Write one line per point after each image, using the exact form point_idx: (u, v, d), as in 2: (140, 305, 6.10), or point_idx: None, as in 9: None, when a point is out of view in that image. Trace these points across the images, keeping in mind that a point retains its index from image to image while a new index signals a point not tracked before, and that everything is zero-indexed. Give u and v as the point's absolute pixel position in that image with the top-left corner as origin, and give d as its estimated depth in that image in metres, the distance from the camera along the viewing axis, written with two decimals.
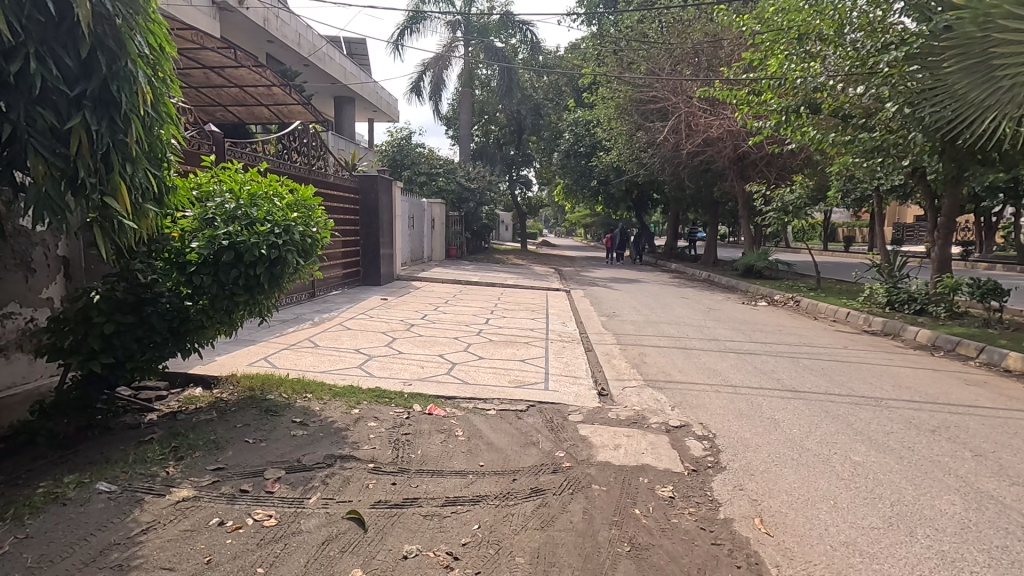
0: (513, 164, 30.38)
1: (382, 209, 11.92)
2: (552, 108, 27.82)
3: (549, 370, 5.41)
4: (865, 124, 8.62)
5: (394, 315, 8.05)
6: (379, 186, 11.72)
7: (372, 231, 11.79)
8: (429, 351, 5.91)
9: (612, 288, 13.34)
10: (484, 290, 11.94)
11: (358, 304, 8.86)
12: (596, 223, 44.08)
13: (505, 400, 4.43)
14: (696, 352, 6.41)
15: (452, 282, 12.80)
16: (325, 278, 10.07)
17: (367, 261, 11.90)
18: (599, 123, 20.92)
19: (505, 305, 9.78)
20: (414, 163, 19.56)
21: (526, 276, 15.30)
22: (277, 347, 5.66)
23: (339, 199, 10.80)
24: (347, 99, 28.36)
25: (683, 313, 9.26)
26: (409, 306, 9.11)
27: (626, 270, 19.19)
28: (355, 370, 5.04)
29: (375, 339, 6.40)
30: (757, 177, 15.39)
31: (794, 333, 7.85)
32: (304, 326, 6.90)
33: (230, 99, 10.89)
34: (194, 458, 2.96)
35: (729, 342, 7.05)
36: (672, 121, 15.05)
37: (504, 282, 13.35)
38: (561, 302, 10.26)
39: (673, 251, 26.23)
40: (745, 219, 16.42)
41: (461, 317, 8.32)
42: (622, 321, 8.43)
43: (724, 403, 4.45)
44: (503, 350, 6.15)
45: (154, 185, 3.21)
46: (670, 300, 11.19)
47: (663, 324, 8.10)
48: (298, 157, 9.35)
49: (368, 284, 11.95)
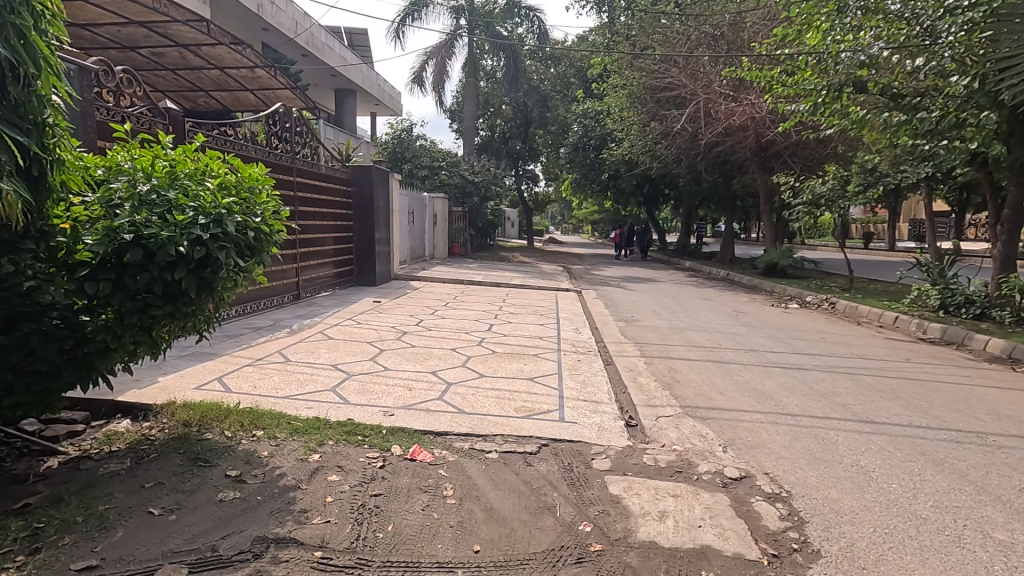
0: (519, 159, 29.45)
1: (378, 204, 11.00)
2: (560, 100, 26.85)
3: (563, 392, 4.46)
4: (921, 105, 7.55)
5: (386, 321, 7.13)
6: (375, 178, 10.79)
7: (366, 226, 10.83)
8: (420, 368, 4.97)
9: (625, 288, 12.42)
10: (488, 290, 11.02)
11: (347, 308, 7.94)
12: (604, 219, 43.11)
13: (510, 439, 3.48)
14: (735, 367, 5.46)
15: (454, 282, 11.88)
16: (312, 278, 9.15)
17: (361, 258, 10.94)
18: (610, 113, 19.96)
19: (511, 308, 8.87)
20: (415, 156, 18.66)
21: (533, 274, 14.39)
22: (237, 364, 4.75)
23: (330, 192, 9.88)
24: (347, 91, 27.50)
25: (708, 318, 8.31)
26: (404, 309, 8.20)
27: (638, 268, 18.24)
28: (326, 395, 4.11)
29: (359, 352, 5.47)
30: (781, 168, 14.39)
31: (841, 341, 6.86)
32: (278, 335, 5.99)
33: (212, 83, 10.02)
34: (57, 553, 2.06)
35: (770, 353, 6.09)
36: (689, 109, 14.07)
37: (510, 281, 12.43)
38: (573, 304, 9.33)
39: (686, 249, 25.23)
40: (767, 214, 15.40)
41: (461, 323, 7.40)
42: (641, 328, 7.50)
43: (788, 442, 3.50)
44: (509, 366, 5.21)
45: (16, 156, 2.29)
46: (691, 302, 10.24)
47: (691, 331, 7.14)
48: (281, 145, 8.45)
49: (363, 284, 11.03)
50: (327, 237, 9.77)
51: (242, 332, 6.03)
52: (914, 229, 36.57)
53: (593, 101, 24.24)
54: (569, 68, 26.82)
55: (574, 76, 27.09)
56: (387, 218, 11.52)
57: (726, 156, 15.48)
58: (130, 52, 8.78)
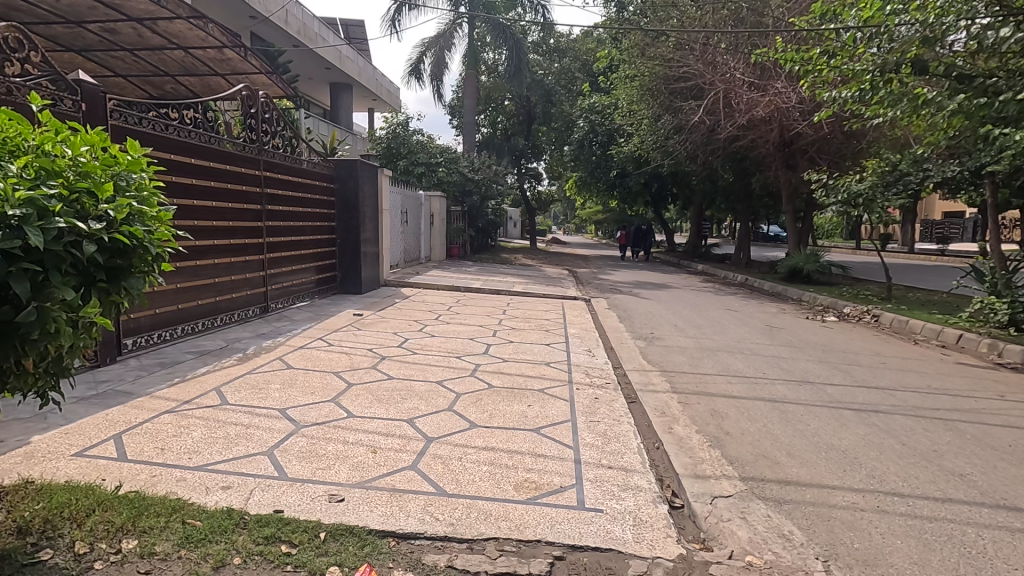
0: (522, 156, 28.28)
1: (365, 203, 9.88)
2: (565, 95, 25.75)
3: (581, 455, 3.35)
4: (997, 87, 6.40)
5: (365, 341, 6.03)
6: (362, 173, 9.68)
7: (351, 227, 9.69)
8: (394, 415, 3.87)
9: (639, 296, 11.29)
10: (487, 299, 9.91)
11: (322, 323, 6.85)
12: (608, 219, 41.93)
13: (508, 550, 2.36)
14: (794, 409, 4.33)
15: (449, 289, 10.77)
16: (287, 286, 8.04)
17: (346, 262, 9.79)
18: (620, 107, 18.84)
19: (513, 321, 7.76)
20: (411, 151, 17.51)
21: (537, 279, 13.27)
22: (155, 411, 3.63)
23: (310, 189, 8.78)
24: (343, 85, 26.44)
25: (740, 335, 7.20)
26: (388, 324, 7.10)
27: (649, 272, 17.13)
28: (257, 464, 2.99)
29: (319, 388, 4.36)
30: (806, 165, 13.25)
31: (908, 368, 5.72)
32: (226, 363, 4.89)
33: (177, 66, 8.93)
34: None
35: (829, 387, 4.95)
36: (707, 100, 12.94)
37: (511, 288, 11.32)
38: (582, 317, 8.23)
39: (697, 250, 24.09)
40: (790, 214, 14.25)
41: (454, 342, 6.29)
42: (665, 349, 6.38)
43: (919, 556, 2.38)
44: (509, 409, 4.10)
45: None
46: (715, 313, 9.11)
47: (725, 355, 6.01)
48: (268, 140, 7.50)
49: (347, 291, 9.89)
50: (306, 239, 8.66)
51: (183, 360, 4.92)
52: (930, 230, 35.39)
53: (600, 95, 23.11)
54: (574, 61, 25.78)
55: (580, 70, 26.00)
56: (376, 218, 10.40)
57: (746, 152, 14.36)
58: (78, 28, 7.68)
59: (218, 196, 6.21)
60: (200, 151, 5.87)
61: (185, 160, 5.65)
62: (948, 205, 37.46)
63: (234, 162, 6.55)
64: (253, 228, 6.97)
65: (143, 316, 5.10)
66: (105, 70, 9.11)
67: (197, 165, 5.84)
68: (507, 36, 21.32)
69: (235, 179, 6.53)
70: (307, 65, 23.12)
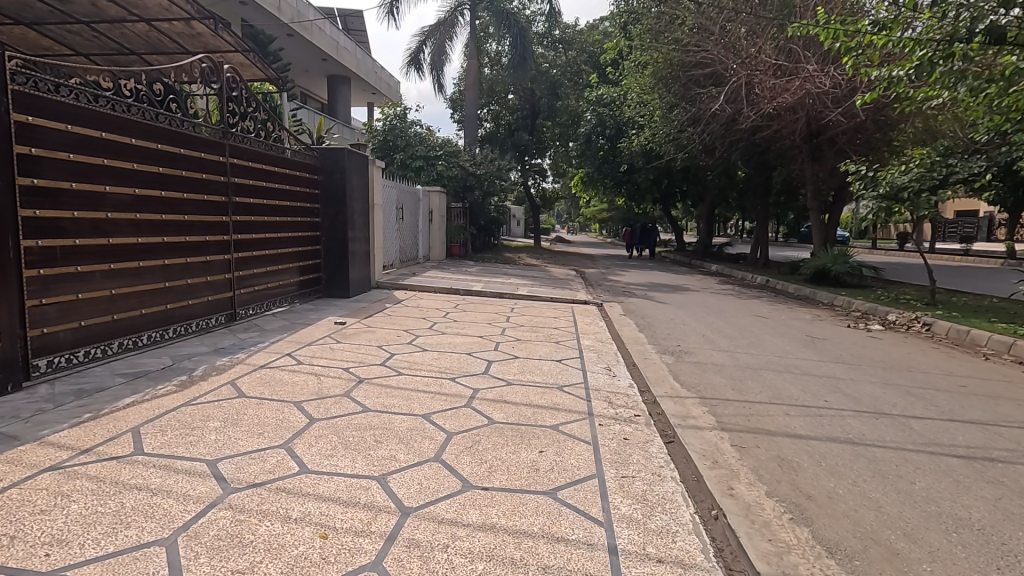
0: (525, 153, 26.98)
1: (354, 197, 8.88)
2: (571, 88, 24.80)
3: (616, 541, 2.37)
4: None
5: (342, 357, 5.08)
6: (350, 164, 8.68)
7: (336, 224, 8.70)
8: (362, 470, 2.91)
9: (655, 299, 10.31)
10: (488, 304, 8.95)
11: (295, 335, 5.87)
12: (614, 217, 40.91)
13: None
14: (884, 455, 3.34)
15: (447, 293, 9.79)
16: (259, 290, 7.03)
17: (332, 263, 8.80)
18: (630, 98, 17.89)
19: (517, 330, 6.81)
20: (409, 144, 16.52)
21: (543, 281, 12.29)
22: (35, 467, 2.69)
23: (290, 180, 7.79)
24: (341, 78, 25.53)
25: (780, 348, 6.23)
26: (373, 335, 6.15)
27: (660, 272, 16.14)
28: (145, 567, 2.04)
29: (270, 427, 3.40)
30: (834, 158, 12.25)
31: (998, 393, 4.72)
32: (164, 389, 3.94)
33: (143, 42, 7.98)
34: None
35: (914, 421, 3.97)
36: (727, 87, 11.94)
37: (515, 291, 10.34)
38: (596, 326, 7.26)
39: (708, 250, 23.06)
40: (815, 211, 13.22)
41: (448, 357, 5.33)
42: (696, 367, 5.40)
43: None
44: (514, 459, 3.13)
45: None
46: (743, 321, 8.13)
47: (771, 377, 5.04)
48: (244, 124, 6.54)
49: (333, 295, 8.89)
50: (285, 237, 7.68)
51: (109, 385, 3.96)
52: (945, 229, 34.38)
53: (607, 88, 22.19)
54: (581, 53, 25.12)
55: (586, 63, 25.33)
56: (366, 214, 9.41)
57: (767, 144, 13.38)
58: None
59: (168, 185, 5.24)
60: (143, 129, 4.91)
61: (122, 139, 4.68)
62: (966, 203, 36.28)
63: (192, 145, 5.57)
64: (217, 223, 5.97)
65: (62, 330, 4.16)
66: (64, 48, 8.18)
67: (139, 147, 4.87)
68: (511, 24, 20.39)
69: (192, 165, 5.56)
70: (302, 55, 22.21)
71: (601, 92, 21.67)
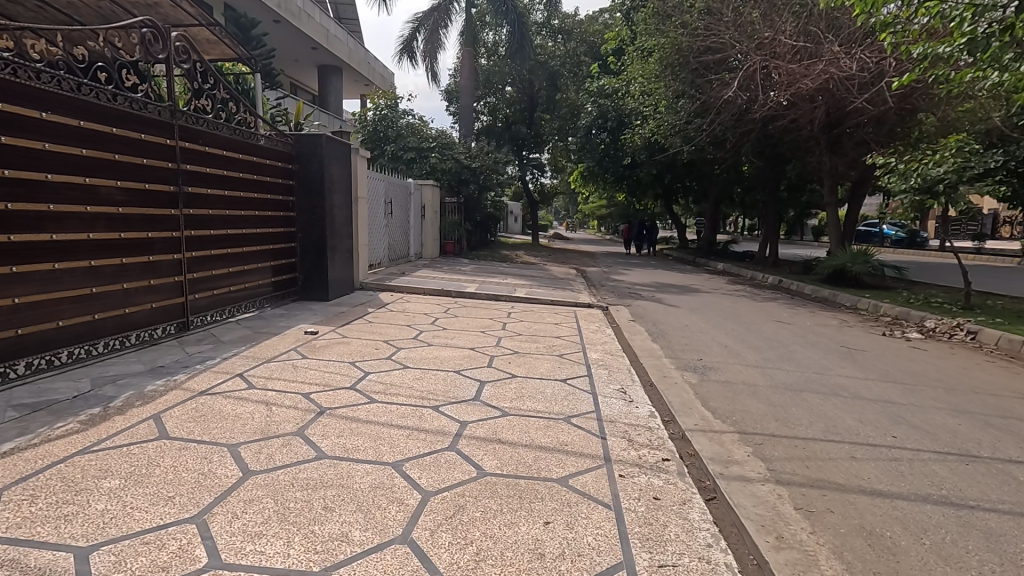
0: (523, 146, 25.93)
1: (334, 189, 8.00)
2: (570, 80, 23.96)
3: None
4: None
5: (305, 379, 4.24)
6: (329, 151, 7.79)
7: (314, 219, 7.81)
8: (295, 561, 2.08)
9: (665, 302, 9.50)
10: (483, 307, 8.10)
11: (254, 348, 5.01)
12: (614, 214, 39.97)
13: None
14: (1003, 526, 2.50)
15: (438, 295, 8.94)
16: (221, 294, 6.15)
17: (310, 261, 7.90)
18: (634, 88, 17.07)
19: (515, 341, 5.97)
20: (400, 135, 15.63)
21: (542, 281, 11.45)
22: None
23: (258, 169, 6.90)
24: (332, 69, 24.63)
25: (817, 364, 5.40)
26: (347, 347, 5.30)
27: (665, 272, 15.33)
28: None
29: (186, 488, 2.56)
30: (855, 149, 11.43)
31: None
32: (67, 426, 3.12)
33: (96, 14, 7.12)
34: None
35: (1015, 469, 3.14)
36: (741, 73, 11.12)
37: (513, 292, 9.49)
38: (604, 335, 6.43)
39: (712, 247, 22.24)
40: (833, 207, 12.40)
41: (432, 377, 4.49)
42: (725, 388, 4.57)
43: None
44: (510, 538, 2.31)
45: None
46: (766, 328, 7.32)
47: (819, 402, 4.22)
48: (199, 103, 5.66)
49: (309, 297, 7.99)
50: (252, 233, 6.79)
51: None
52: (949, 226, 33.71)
53: (609, 78, 21.34)
54: (581, 44, 24.28)
55: (586, 54, 24.54)
56: (349, 208, 8.53)
57: (781, 136, 12.57)
58: None
59: (94, 171, 4.38)
60: (58, 101, 4.05)
61: (28, 113, 3.85)
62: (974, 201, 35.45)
63: (129, 124, 4.69)
64: (164, 217, 5.09)
65: None
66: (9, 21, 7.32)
67: (53, 124, 4.03)
68: (508, 11, 19.49)
69: (130, 149, 4.70)
70: (291, 43, 21.32)
71: (602, 83, 20.84)
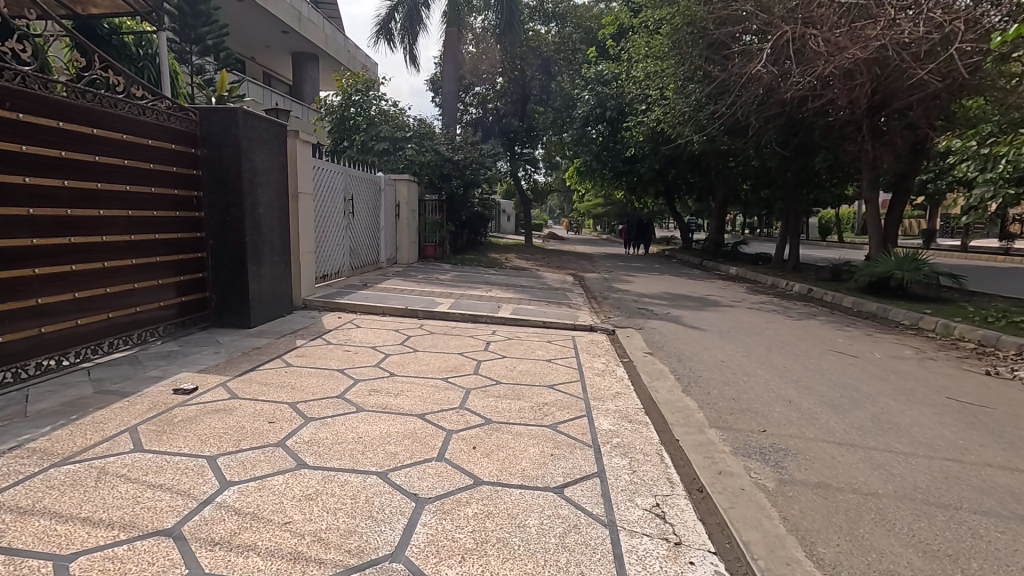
0: (515, 140, 23.85)
1: (257, 180, 6.06)
2: (565, 68, 22.29)
3: None
4: None
5: (97, 510, 2.37)
6: (247, 130, 5.86)
7: (229, 220, 5.88)
8: None
9: (683, 321, 7.69)
10: (453, 336, 6.23)
11: (63, 430, 3.13)
12: (611, 211, 38.16)
13: None
14: None
15: (399, 317, 7.06)
16: (60, 333, 4.25)
17: (225, 276, 5.97)
18: (636, 72, 15.26)
19: (488, 399, 4.12)
20: (372, 123, 13.67)
21: (533, 292, 9.62)
22: None
23: (135, 153, 4.99)
24: (307, 56, 22.69)
25: (943, 441, 3.56)
26: (225, 420, 3.42)
27: (674, 278, 13.53)
28: None
29: None
30: (902, 127, 9.72)
31: None
32: None
33: None
34: None
35: None
36: (771, 43, 9.24)
37: (495, 310, 7.64)
38: (615, 385, 4.60)
39: (720, 249, 20.45)
40: (873, 202, 10.61)
41: (335, 496, 2.63)
42: (831, 507, 2.73)
43: None
44: None
45: None
46: (827, 365, 5.51)
47: (1012, 547, 2.40)
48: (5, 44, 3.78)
49: (223, 325, 6.05)
50: (125, 241, 4.88)
51: None
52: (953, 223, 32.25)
53: (607, 64, 19.58)
54: (576, 30, 22.64)
55: (581, 41, 22.85)
56: (283, 206, 6.60)
57: (813, 120, 10.75)
58: None
59: None
60: None
61: None
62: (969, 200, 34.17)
63: None
64: None
65: None
66: None
67: None
68: None
69: None
70: (260, 25, 19.41)
71: (601, 69, 19.14)
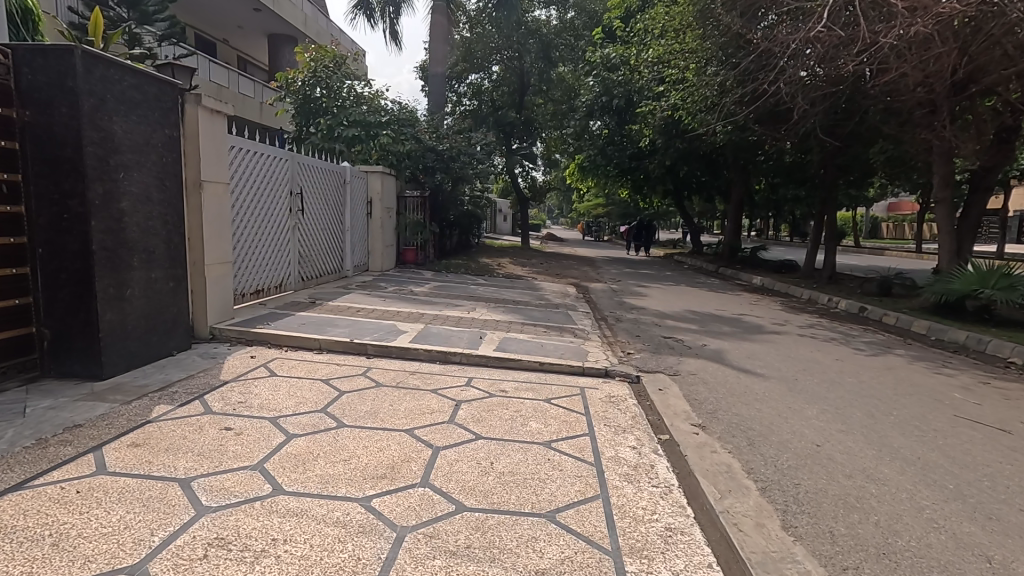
0: (511, 133, 21.23)
1: (115, 159, 4.08)
2: (567, 55, 20.42)
3: None
4: None
5: None
6: (95, 83, 3.88)
7: (66, 218, 3.89)
8: None
9: (726, 359, 5.74)
10: (407, 391, 4.23)
11: None
12: (614, 212, 36.10)
13: None
14: None
15: (339, 355, 5.07)
16: None
17: (63, 301, 3.97)
18: (649, 53, 13.36)
19: (432, 567, 2.16)
20: (341, 106, 11.70)
21: (527, 312, 7.63)
22: None
23: None
24: (285, 38, 20.73)
25: None
26: None
27: (694, 291, 11.54)
28: None
29: None
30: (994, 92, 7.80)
31: None
32: None
33: None
34: None
35: None
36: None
37: (473, 341, 5.65)
38: (660, 518, 2.64)
39: (736, 255, 18.46)
40: (947, 202, 8.68)
41: None
42: None
43: None
44: None
45: None
46: (975, 449, 3.58)
47: None
48: None
49: (61, 374, 4.04)
50: None
51: None
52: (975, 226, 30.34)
53: (614, 47, 17.62)
54: (579, 15, 20.81)
55: (585, 27, 20.99)
56: (167, 196, 4.60)
57: (874, 99, 8.76)
58: None
59: None
60: None
61: None
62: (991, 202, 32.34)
63: None
64: None
65: None
66: None
67: None
68: None
69: None
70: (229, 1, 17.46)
71: (608, 52, 17.18)
